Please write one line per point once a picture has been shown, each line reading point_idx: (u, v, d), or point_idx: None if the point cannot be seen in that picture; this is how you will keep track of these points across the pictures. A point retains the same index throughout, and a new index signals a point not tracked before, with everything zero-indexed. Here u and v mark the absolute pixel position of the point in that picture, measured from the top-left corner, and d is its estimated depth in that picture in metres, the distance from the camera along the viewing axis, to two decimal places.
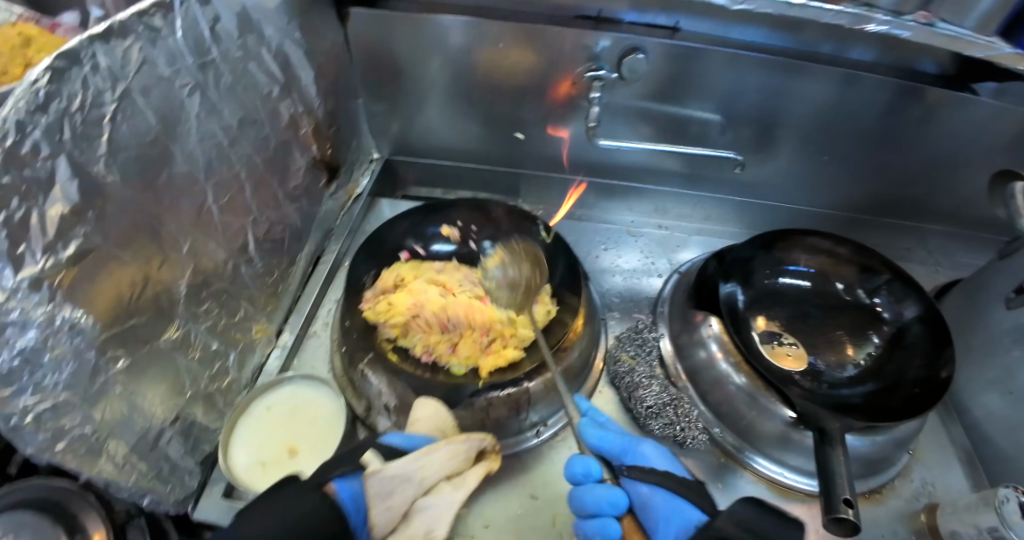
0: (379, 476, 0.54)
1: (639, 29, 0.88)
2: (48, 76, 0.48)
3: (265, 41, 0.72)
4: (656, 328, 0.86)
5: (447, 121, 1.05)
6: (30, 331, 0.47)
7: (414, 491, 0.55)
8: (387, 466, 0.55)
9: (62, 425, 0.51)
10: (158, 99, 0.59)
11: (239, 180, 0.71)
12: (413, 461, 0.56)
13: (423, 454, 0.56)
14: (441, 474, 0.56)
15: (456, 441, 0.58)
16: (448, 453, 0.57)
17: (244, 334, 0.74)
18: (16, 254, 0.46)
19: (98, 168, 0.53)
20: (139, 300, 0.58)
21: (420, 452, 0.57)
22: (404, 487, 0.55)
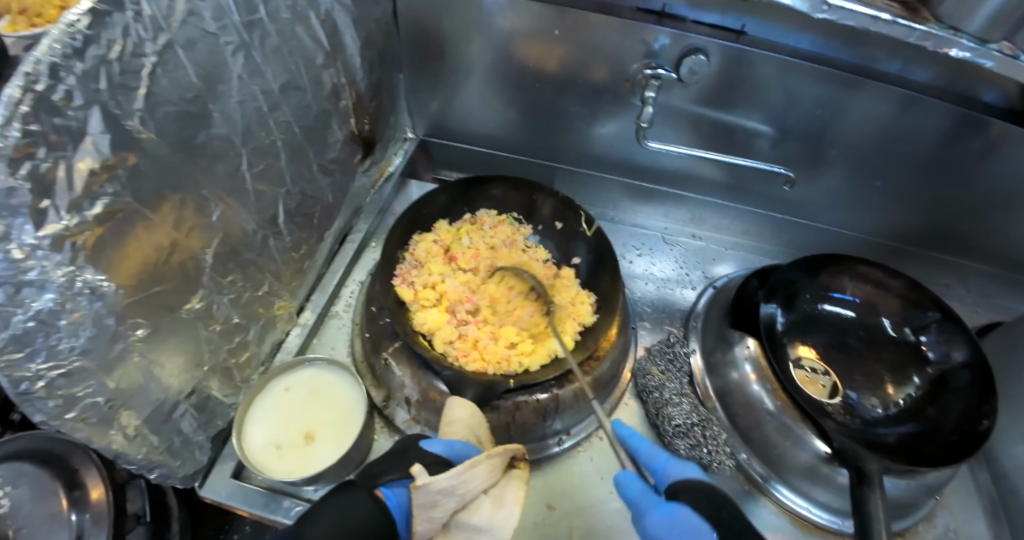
0: (426, 489, 0.49)
1: (702, 29, 0.84)
2: (88, 19, 0.44)
3: (315, 4, 0.68)
4: (688, 342, 0.83)
5: (489, 105, 1.01)
6: (47, 293, 0.45)
7: (456, 503, 0.51)
8: (435, 480, 0.49)
9: (74, 392, 0.49)
10: (201, 54, 0.56)
11: (276, 148, 0.67)
12: (459, 475, 0.50)
13: (466, 470, 0.50)
14: (481, 487, 0.52)
15: (496, 455, 0.52)
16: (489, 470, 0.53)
17: (266, 309, 0.71)
18: (39, 209, 0.43)
19: (133, 123, 0.50)
20: (164, 266, 0.55)
21: (463, 465, 0.51)
22: (445, 499, 0.51)
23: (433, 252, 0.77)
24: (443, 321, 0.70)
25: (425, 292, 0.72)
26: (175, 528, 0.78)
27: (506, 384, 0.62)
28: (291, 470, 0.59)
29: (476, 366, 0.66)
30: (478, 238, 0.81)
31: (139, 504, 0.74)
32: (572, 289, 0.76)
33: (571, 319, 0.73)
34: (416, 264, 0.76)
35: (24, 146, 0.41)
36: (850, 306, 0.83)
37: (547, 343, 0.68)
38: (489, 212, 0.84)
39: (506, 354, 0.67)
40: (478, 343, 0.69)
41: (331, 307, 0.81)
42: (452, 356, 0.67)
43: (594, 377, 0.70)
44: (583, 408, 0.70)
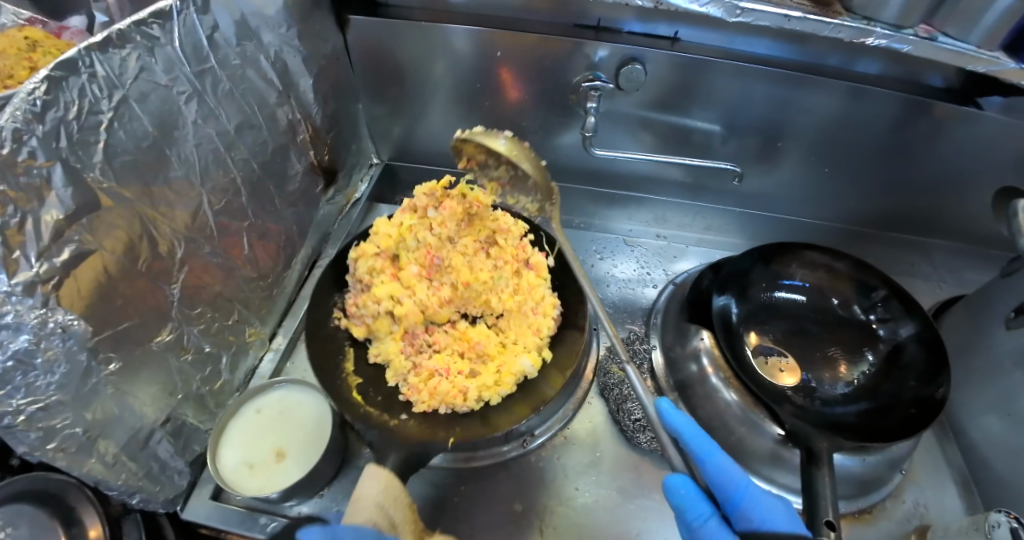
0: None
1: (638, 39, 0.88)
2: (45, 86, 0.50)
3: (264, 48, 0.73)
4: (648, 339, 0.86)
5: (448, 126, 1.05)
6: (23, 334, 0.49)
7: None
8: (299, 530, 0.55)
9: (53, 425, 0.53)
10: (155, 105, 0.61)
11: (236, 185, 0.72)
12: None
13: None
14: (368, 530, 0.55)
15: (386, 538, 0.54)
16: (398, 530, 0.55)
17: (237, 337, 0.75)
18: (11, 259, 0.48)
19: (94, 174, 0.54)
20: (131, 303, 0.59)
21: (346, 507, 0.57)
22: None
23: (379, 268, 0.80)
24: (397, 349, 0.76)
25: (375, 323, 0.76)
26: None
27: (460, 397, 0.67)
28: (262, 487, 0.62)
29: (425, 406, 0.70)
30: (426, 233, 0.82)
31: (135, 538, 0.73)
32: (540, 295, 0.79)
33: (533, 336, 0.75)
34: (362, 288, 0.79)
35: None
36: (801, 291, 0.86)
37: (510, 369, 0.72)
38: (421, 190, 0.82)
39: (461, 389, 0.70)
40: (433, 376, 0.73)
41: (303, 330, 0.85)
42: (406, 395, 0.72)
43: (554, 383, 0.72)
44: (545, 408, 0.74)
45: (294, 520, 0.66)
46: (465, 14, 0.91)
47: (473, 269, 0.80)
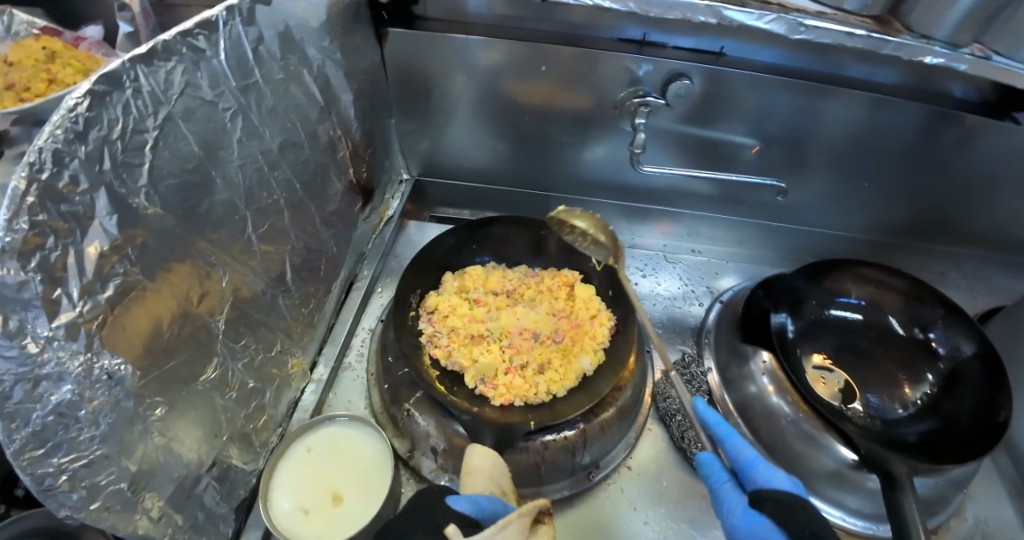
0: None
1: (684, 53, 0.87)
2: (87, 101, 0.45)
3: (307, 61, 0.69)
4: (703, 361, 0.84)
5: (479, 140, 1.02)
6: (65, 385, 0.44)
7: None
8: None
9: (96, 481, 0.47)
10: (201, 123, 0.56)
11: (279, 207, 0.67)
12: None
13: (497, 532, 0.49)
14: None
15: (527, 513, 0.52)
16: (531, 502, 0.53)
17: (280, 369, 0.69)
18: (52, 299, 0.43)
19: (140, 200, 0.50)
20: (177, 338, 0.55)
21: (494, 526, 0.50)
22: None
23: (448, 307, 0.75)
24: (472, 356, 0.71)
25: (449, 344, 0.72)
26: None
27: (527, 427, 0.62)
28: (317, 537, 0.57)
29: (502, 399, 0.67)
30: (492, 294, 0.79)
31: None
32: (595, 308, 0.77)
33: (590, 340, 0.73)
34: (434, 323, 0.74)
35: (32, 237, 0.41)
36: (857, 310, 0.85)
37: (573, 366, 0.71)
38: (486, 267, 0.82)
39: (532, 385, 0.68)
40: (505, 374, 0.70)
41: (342, 358, 0.79)
42: (481, 391, 0.68)
43: (619, 406, 0.71)
44: (609, 438, 0.70)
45: None
46: (495, 27, 0.89)
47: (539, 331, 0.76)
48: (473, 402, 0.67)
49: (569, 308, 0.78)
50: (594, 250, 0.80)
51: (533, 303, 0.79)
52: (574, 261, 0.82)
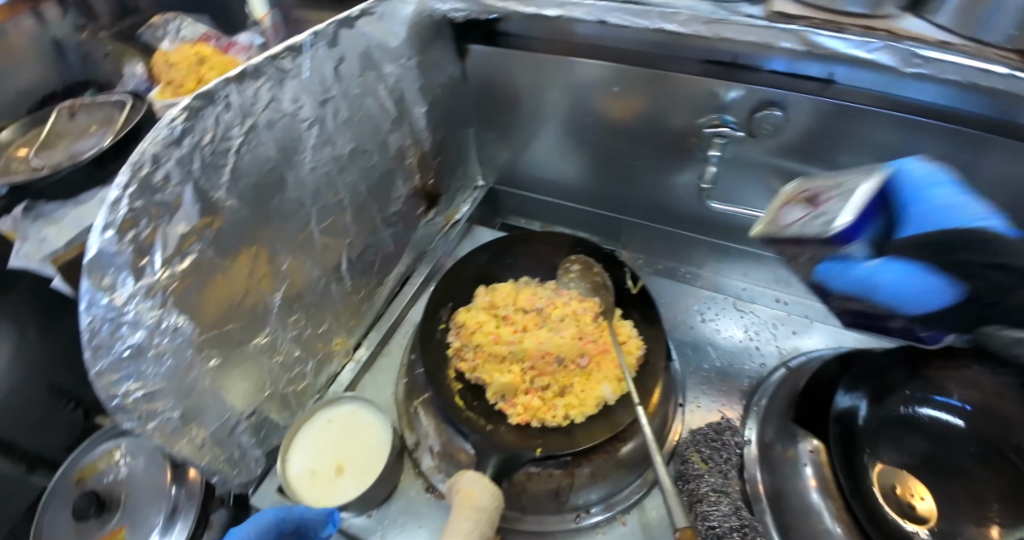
0: None
1: (783, 80, 0.77)
2: (186, 114, 0.56)
3: (383, 78, 0.77)
4: (744, 430, 0.77)
5: (555, 157, 1.04)
6: (140, 330, 0.55)
7: None
8: None
9: (155, 408, 0.59)
10: (280, 132, 0.66)
11: (342, 206, 0.76)
12: None
13: None
14: None
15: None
16: (492, 493, 0.56)
17: (325, 345, 0.80)
18: (140, 265, 0.55)
19: (219, 193, 0.61)
20: (238, 307, 0.66)
21: None
22: None
23: (475, 323, 0.77)
24: (495, 373, 0.74)
25: (473, 360, 0.75)
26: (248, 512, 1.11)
27: (534, 454, 0.62)
28: (317, 499, 0.65)
29: (520, 418, 0.70)
30: (521, 313, 0.80)
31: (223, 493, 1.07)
32: (625, 333, 0.76)
33: (612, 367, 0.74)
34: (460, 338, 0.77)
35: (129, 219, 0.53)
36: (958, 413, 0.72)
37: (593, 392, 0.72)
38: (519, 283, 0.83)
39: (551, 408, 0.71)
40: (526, 393, 0.73)
41: (384, 345, 0.87)
42: (501, 408, 0.72)
43: (620, 456, 0.69)
44: (608, 486, 0.68)
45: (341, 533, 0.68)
46: (565, 45, 0.86)
47: (565, 352, 0.75)
48: (487, 417, 0.71)
49: (596, 331, 0.77)
50: (626, 268, 0.78)
51: (562, 324, 0.78)
52: (602, 280, 0.80)
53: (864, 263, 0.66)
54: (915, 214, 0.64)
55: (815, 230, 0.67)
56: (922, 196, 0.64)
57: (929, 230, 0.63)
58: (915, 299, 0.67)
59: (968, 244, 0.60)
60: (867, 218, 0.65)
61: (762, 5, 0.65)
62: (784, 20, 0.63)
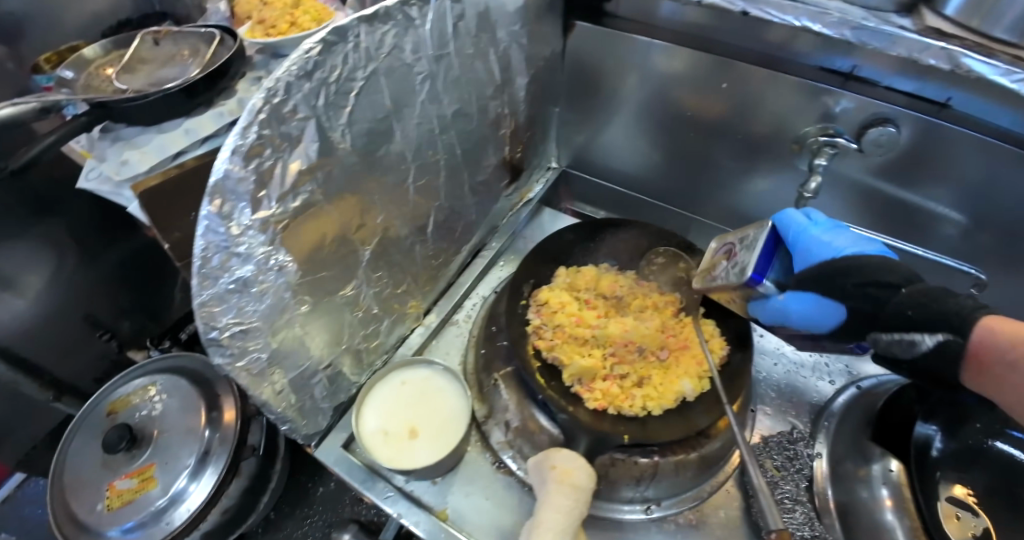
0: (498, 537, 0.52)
1: (898, 98, 0.73)
2: (319, 47, 0.54)
3: (495, 42, 0.75)
4: (813, 444, 0.77)
5: (636, 148, 1.02)
6: (249, 264, 0.54)
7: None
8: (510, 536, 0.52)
9: (246, 346, 0.57)
10: (397, 81, 0.64)
11: (438, 167, 0.75)
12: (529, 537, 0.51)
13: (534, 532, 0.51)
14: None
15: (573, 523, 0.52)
16: (588, 471, 0.55)
17: (401, 306, 0.78)
18: (258, 197, 0.52)
19: (336, 135, 0.59)
20: (333, 255, 0.64)
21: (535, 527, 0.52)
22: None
23: (558, 302, 0.76)
24: (574, 354, 0.72)
25: (552, 338, 0.73)
26: (277, 464, 1.10)
27: (621, 439, 0.63)
28: (390, 459, 0.64)
29: (597, 403, 0.68)
30: (602, 299, 0.79)
31: (255, 439, 1.04)
32: (709, 332, 0.74)
33: (694, 364, 0.71)
34: (541, 315, 0.75)
35: (256, 146, 0.50)
36: None
37: (673, 386, 0.69)
38: (601, 269, 0.82)
39: (629, 396, 0.68)
40: (604, 378, 0.70)
41: (453, 314, 0.86)
42: (577, 390, 0.69)
43: (701, 454, 0.68)
44: (681, 482, 0.68)
45: (407, 496, 0.68)
46: (676, 34, 0.84)
47: (646, 343, 0.74)
48: (567, 399, 0.68)
49: (678, 326, 0.76)
50: None
51: (642, 315, 0.77)
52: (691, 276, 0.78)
53: (776, 299, 0.63)
54: (802, 253, 0.65)
55: (729, 279, 0.62)
56: (804, 238, 0.65)
57: (818, 260, 0.63)
58: (810, 324, 0.64)
59: (850, 271, 0.61)
60: (766, 259, 0.63)
61: (914, 18, 0.66)
62: (937, 37, 0.63)
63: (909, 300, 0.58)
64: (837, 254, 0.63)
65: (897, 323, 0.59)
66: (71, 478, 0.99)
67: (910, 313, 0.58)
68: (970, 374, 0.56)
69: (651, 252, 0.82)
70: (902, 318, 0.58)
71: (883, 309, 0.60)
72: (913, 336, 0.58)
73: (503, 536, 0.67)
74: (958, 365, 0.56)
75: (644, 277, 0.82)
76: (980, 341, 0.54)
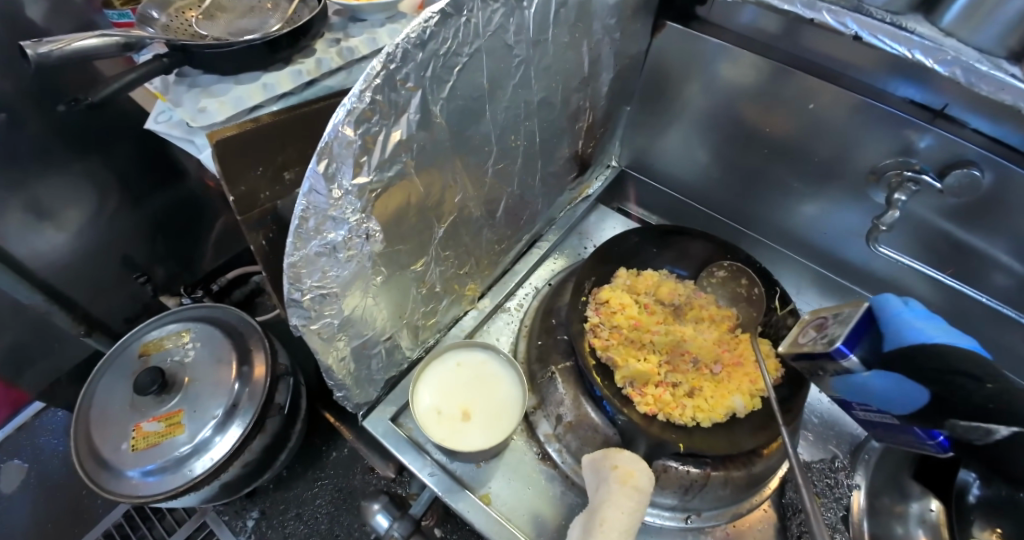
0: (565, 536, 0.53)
1: (982, 140, 0.71)
2: (437, 18, 0.53)
3: (590, 34, 0.74)
4: (854, 474, 0.76)
5: (699, 158, 1.01)
6: (341, 229, 0.53)
7: None
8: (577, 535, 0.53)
9: (323, 310, 0.57)
10: (497, 61, 0.64)
11: (517, 152, 0.74)
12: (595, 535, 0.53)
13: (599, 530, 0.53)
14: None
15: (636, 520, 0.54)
16: (648, 473, 0.57)
17: (460, 287, 0.79)
18: (359, 163, 0.52)
19: (436, 109, 0.58)
20: (413, 228, 0.64)
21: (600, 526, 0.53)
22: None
23: (618, 303, 0.76)
24: (629, 357, 0.71)
25: (609, 337, 0.72)
26: (297, 427, 1.10)
27: (676, 448, 0.64)
28: (444, 438, 0.65)
29: (648, 408, 0.67)
30: (660, 306, 0.79)
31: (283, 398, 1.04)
32: (766, 351, 0.74)
33: (748, 382, 0.70)
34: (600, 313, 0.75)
35: (367, 112, 0.50)
36: None
37: (724, 401, 0.68)
38: (662, 276, 0.82)
39: (680, 406, 0.68)
40: (656, 384, 0.70)
41: (505, 301, 0.87)
42: (627, 392, 0.68)
43: (749, 472, 0.68)
44: (725, 497, 0.68)
45: (449, 476, 0.69)
46: (753, 43, 0.83)
47: (700, 355, 0.74)
48: (619, 400, 0.68)
49: (733, 342, 0.75)
50: (777, 288, 0.76)
51: (699, 327, 0.77)
52: (753, 294, 0.78)
53: (860, 375, 0.51)
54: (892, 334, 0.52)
55: (815, 346, 0.52)
56: (899, 319, 0.52)
57: (908, 342, 0.50)
58: (885, 404, 0.51)
59: (941, 356, 0.49)
60: (860, 330, 0.52)
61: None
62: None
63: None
64: (929, 339, 0.50)
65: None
66: (98, 413, 0.99)
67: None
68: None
69: (714, 265, 0.82)
70: (979, 409, 0.48)
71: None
72: (992, 425, 0.48)
73: (539, 522, 0.68)
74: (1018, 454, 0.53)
75: (703, 289, 0.82)
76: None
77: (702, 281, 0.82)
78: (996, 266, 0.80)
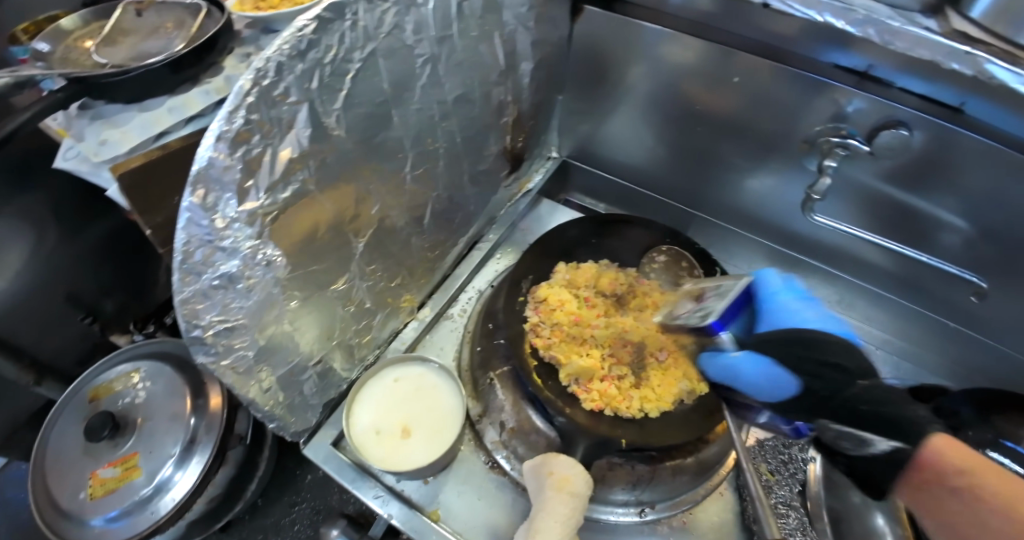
0: None
1: (910, 99, 0.69)
2: (313, 24, 0.50)
3: (500, 25, 0.72)
4: (807, 447, 0.75)
5: (638, 139, 0.99)
6: (234, 259, 0.50)
7: None
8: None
9: (232, 344, 0.54)
10: (397, 64, 0.61)
11: (437, 154, 0.72)
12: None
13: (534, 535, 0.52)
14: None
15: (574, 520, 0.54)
16: (585, 478, 0.56)
17: (395, 299, 0.77)
18: (244, 188, 0.49)
19: (331, 121, 0.55)
20: (326, 247, 0.61)
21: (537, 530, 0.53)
22: None
23: (556, 300, 0.74)
24: (572, 353, 0.69)
25: (549, 335, 0.71)
26: (264, 453, 1.07)
27: (620, 444, 0.62)
28: (382, 459, 0.62)
29: (593, 405, 0.65)
30: (600, 299, 0.77)
31: (243, 427, 1.01)
32: None
33: None
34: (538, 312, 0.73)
35: (243, 132, 0.47)
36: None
37: (671, 388, 0.67)
38: (600, 266, 0.80)
39: (627, 398, 0.66)
40: (602, 379, 0.68)
41: (447, 308, 0.85)
42: (573, 391, 0.66)
43: (699, 459, 0.68)
44: (676, 486, 0.68)
45: (398, 497, 0.67)
46: (681, 20, 0.80)
47: (644, 344, 0.72)
48: (564, 400, 0.66)
49: None
50: (716, 267, 0.75)
51: (642, 314, 0.76)
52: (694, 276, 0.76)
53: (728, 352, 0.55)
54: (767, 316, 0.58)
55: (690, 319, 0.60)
56: (774, 300, 0.58)
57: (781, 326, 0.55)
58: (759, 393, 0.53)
59: (808, 344, 0.52)
60: (732, 313, 0.58)
61: (940, 19, 0.64)
62: (964, 41, 0.61)
63: (864, 395, 0.48)
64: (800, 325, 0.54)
65: (843, 414, 0.48)
66: (52, 460, 0.95)
67: (865, 408, 0.47)
68: (904, 486, 0.44)
69: (656, 250, 0.81)
70: (852, 413, 0.47)
71: (835, 395, 0.49)
72: (867, 435, 0.46)
73: (492, 533, 0.66)
74: (908, 478, 0.43)
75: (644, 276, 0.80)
76: (933, 457, 0.42)
77: (642, 269, 0.81)
78: (933, 223, 0.79)
